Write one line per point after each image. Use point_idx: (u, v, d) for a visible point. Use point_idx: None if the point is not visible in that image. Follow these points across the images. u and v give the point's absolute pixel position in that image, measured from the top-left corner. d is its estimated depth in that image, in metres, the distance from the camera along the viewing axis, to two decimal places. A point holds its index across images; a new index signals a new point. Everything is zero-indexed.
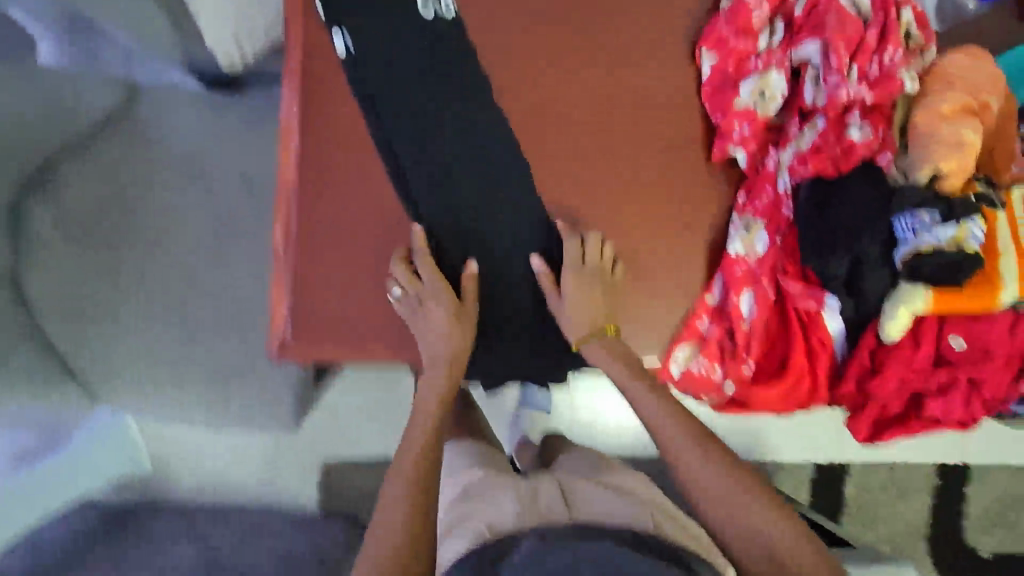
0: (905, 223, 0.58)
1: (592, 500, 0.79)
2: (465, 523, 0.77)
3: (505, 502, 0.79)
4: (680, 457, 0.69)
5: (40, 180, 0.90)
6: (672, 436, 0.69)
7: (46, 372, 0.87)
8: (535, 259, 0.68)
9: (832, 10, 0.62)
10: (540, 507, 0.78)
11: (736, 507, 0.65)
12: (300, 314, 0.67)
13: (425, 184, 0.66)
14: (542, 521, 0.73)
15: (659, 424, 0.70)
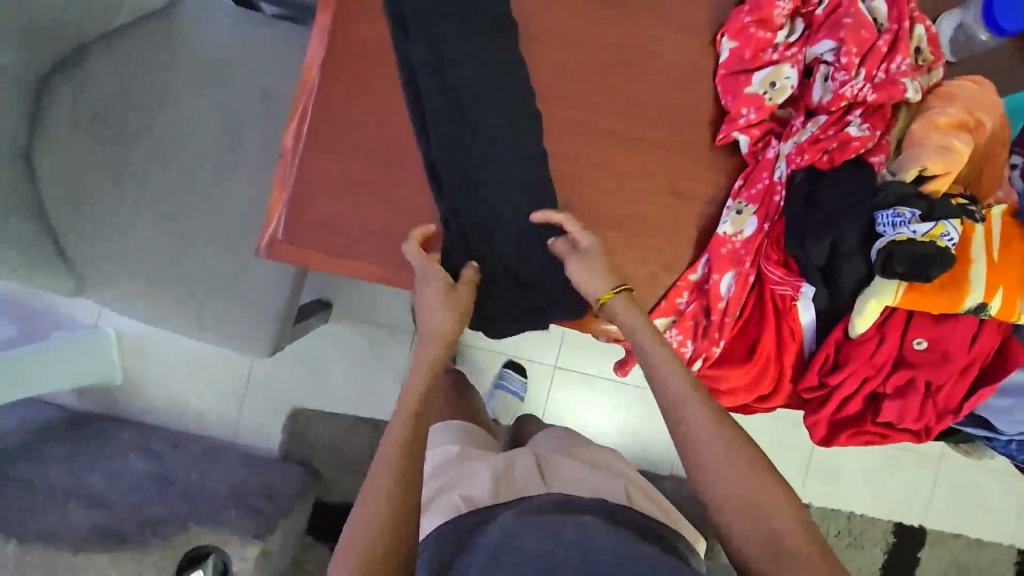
0: (887, 215, 0.58)
1: (568, 473, 0.85)
2: (451, 490, 0.82)
3: (485, 470, 0.84)
4: (680, 419, 0.67)
5: (72, 66, 0.94)
6: (677, 394, 0.68)
7: (43, 246, 0.89)
8: (538, 212, 0.70)
9: (850, 14, 0.65)
10: (517, 477, 0.83)
11: (729, 479, 0.64)
12: (294, 213, 0.69)
13: (435, 115, 0.69)
14: (521, 495, 0.80)
15: (662, 377, 0.68)
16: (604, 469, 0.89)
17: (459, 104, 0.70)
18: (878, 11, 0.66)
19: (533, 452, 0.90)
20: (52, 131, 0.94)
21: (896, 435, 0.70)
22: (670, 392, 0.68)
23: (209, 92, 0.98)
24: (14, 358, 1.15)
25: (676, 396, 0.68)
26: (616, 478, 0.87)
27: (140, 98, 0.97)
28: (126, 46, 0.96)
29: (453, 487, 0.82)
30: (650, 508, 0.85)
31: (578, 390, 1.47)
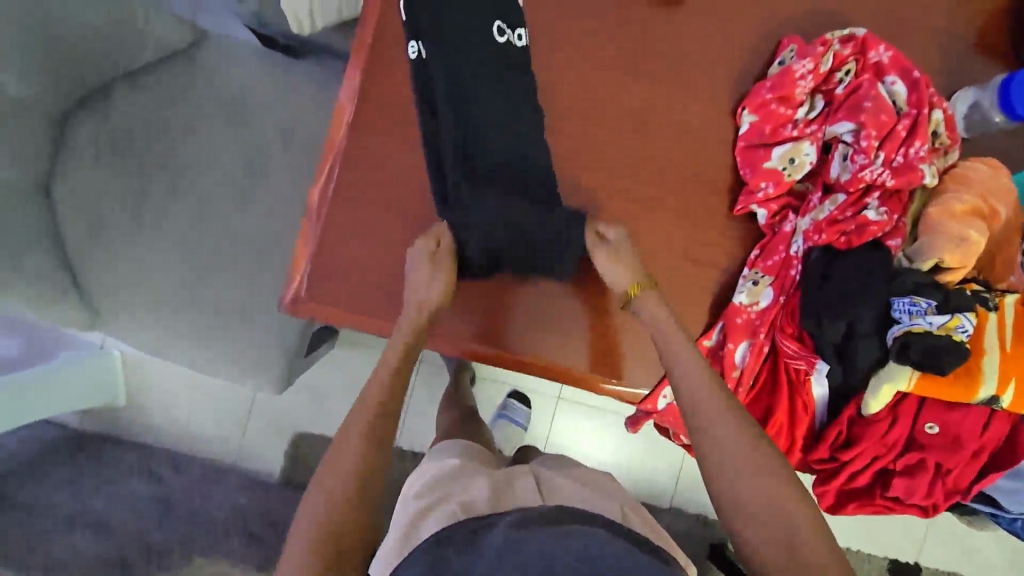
0: (903, 304, 0.62)
1: (565, 490, 0.82)
2: (445, 502, 0.78)
3: (481, 484, 0.81)
4: (703, 425, 0.63)
5: (97, 102, 0.95)
6: (698, 398, 0.64)
7: (58, 281, 0.89)
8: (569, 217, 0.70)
9: (870, 97, 0.66)
10: (515, 493, 0.80)
11: (745, 489, 0.59)
12: (317, 268, 0.70)
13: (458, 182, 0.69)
14: (516, 504, 0.76)
15: (688, 378, 0.65)
16: (601, 491, 0.86)
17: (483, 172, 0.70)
18: (897, 95, 0.67)
19: (531, 474, 0.87)
20: (71, 163, 0.94)
21: (904, 509, 0.71)
22: (685, 387, 0.65)
23: (229, 128, 0.98)
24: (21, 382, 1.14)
25: (696, 399, 0.64)
26: (612, 500, 0.84)
27: (161, 133, 0.97)
28: (150, 83, 0.97)
29: (446, 497, 0.79)
30: (646, 530, 0.82)
31: (581, 422, 1.47)
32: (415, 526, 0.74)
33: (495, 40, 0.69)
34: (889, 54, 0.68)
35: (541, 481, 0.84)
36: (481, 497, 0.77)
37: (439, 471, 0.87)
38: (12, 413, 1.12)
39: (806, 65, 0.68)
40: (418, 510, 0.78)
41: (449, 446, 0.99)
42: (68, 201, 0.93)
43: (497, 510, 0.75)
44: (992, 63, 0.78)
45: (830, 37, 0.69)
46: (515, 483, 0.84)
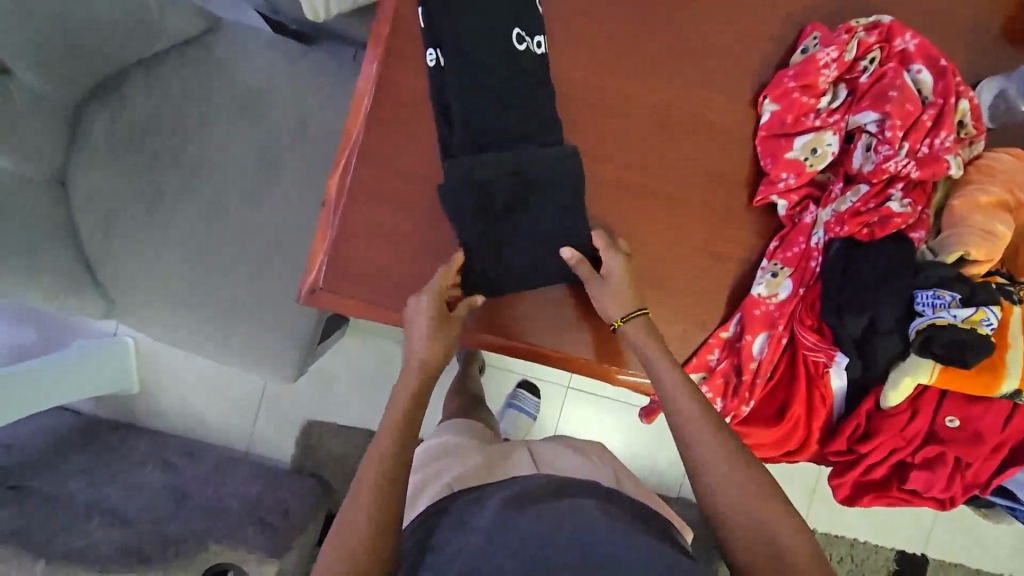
0: (926, 297, 0.61)
1: (557, 459, 0.84)
2: (441, 476, 0.81)
3: (476, 459, 0.85)
4: (679, 427, 0.66)
5: (108, 92, 0.95)
6: (679, 407, 0.66)
7: (69, 273, 0.89)
8: (564, 250, 0.69)
9: (896, 86, 0.65)
10: (507, 464, 0.83)
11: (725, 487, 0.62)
12: (334, 260, 0.70)
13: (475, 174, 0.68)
14: (508, 475, 0.79)
15: (667, 389, 0.66)
16: (594, 459, 0.88)
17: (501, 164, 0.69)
18: (922, 84, 0.66)
19: (528, 445, 0.89)
20: (85, 156, 0.93)
21: (921, 501, 0.71)
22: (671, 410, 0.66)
23: (241, 118, 0.98)
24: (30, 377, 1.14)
25: (678, 411, 0.66)
26: (603, 467, 0.86)
27: (172, 123, 0.96)
28: (161, 73, 0.96)
29: (438, 472, 0.83)
30: (641, 495, 0.84)
31: (591, 412, 1.47)
32: (413, 501, 0.79)
33: (513, 42, 0.69)
34: (916, 42, 0.67)
35: (535, 451, 0.87)
36: (467, 470, 0.81)
37: (438, 446, 0.91)
38: (23, 407, 1.13)
39: (830, 53, 0.67)
40: (416, 484, 0.82)
41: (454, 424, 1.03)
42: (82, 194, 0.93)
43: (484, 481, 0.78)
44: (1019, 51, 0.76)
45: (854, 25, 0.68)
46: (507, 455, 0.86)
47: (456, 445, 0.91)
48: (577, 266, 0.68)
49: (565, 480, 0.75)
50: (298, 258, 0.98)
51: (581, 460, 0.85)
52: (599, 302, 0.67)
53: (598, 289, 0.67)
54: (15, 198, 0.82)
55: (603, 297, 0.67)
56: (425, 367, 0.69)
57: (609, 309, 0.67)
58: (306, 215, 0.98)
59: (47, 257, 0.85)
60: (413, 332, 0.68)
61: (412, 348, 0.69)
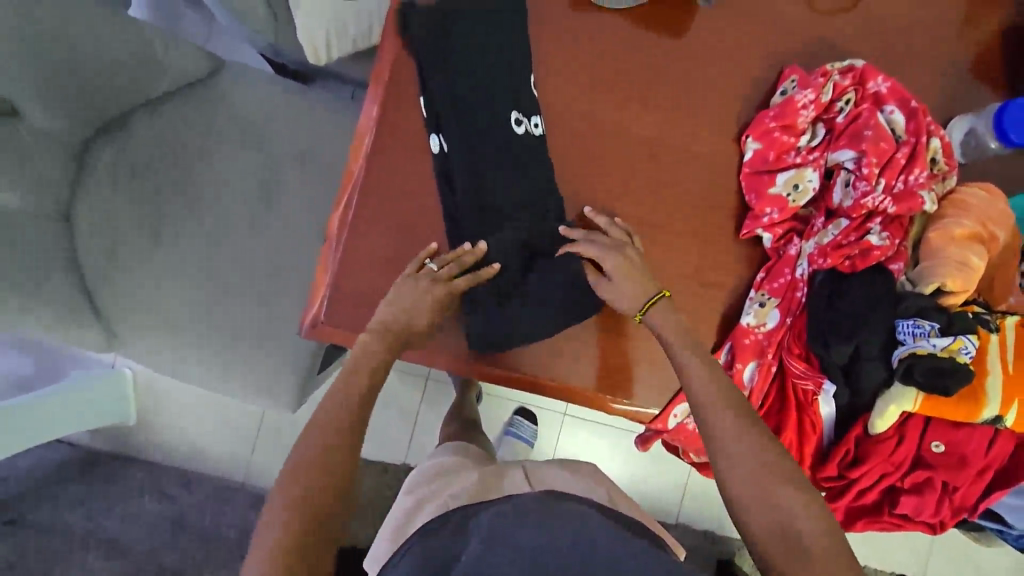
0: (907, 326, 0.63)
1: (552, 477, 0.84)
2: (436, 496, 0.81)
3: (471, 478, 0.85)
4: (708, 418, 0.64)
5: (115, 129, 0.98)
6: (711, 397, 0.65)
7: (70, 307, 0.90)
8: (561, 224, 0.73)
9: (871, 125, 0.69)
10: (503, 483, 0.83)
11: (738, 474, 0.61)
12: (335, 291, 0.72)
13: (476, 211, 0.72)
14: (504, 493, 0.79)
15: (691, 374, 0.66)
16: (588, 477, 0.89)
17: (498, 202, 0.72)
18: (895, 123, 0.70)
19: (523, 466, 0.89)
20: (90, 190, 0.96)
21: (914, 526, 0.72)
22: (695, 394, 0.66)
23: (245, 154, 1.01)
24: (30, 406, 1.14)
25: (703, 396, 0.65)
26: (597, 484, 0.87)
27: (178, 160, 0.99)
28: (166, 111, 0.99)
29: (436, 492, 0.83)
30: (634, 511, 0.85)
31: (588, 438, 1.48)
32: (408, 520, 0.78)
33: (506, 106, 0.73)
34: (888, 84, 0.71)
35: (530, 471, 0.87)
36: (469, 488, 0.81)
37: (433, 468, 0.92)
38: (16, 439, 1.12)
39: (808, 95, 0.71)
40: (411, 506, 0.82)
41: (446, 446, 1.04)
42: (85, 229, 0.95)
43: (486, 497, 0.78)
44: (984, 88, 0.81)
45: (829, 69, 0.72)
46: (503, 475, 0.86)
47: (450, 466, 0.92)
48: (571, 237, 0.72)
49: (561, 494, 0.74)
50: (300, 289, 1.00)
51: (577, 479, 0.85)
52: (615, 292, 0.71)
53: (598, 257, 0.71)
54: (21, 232, 0.84)
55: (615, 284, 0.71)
56: (385, 332, 0.68)
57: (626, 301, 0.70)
58: (308, 246, 1.01)
59: (52, 292, 0.87)
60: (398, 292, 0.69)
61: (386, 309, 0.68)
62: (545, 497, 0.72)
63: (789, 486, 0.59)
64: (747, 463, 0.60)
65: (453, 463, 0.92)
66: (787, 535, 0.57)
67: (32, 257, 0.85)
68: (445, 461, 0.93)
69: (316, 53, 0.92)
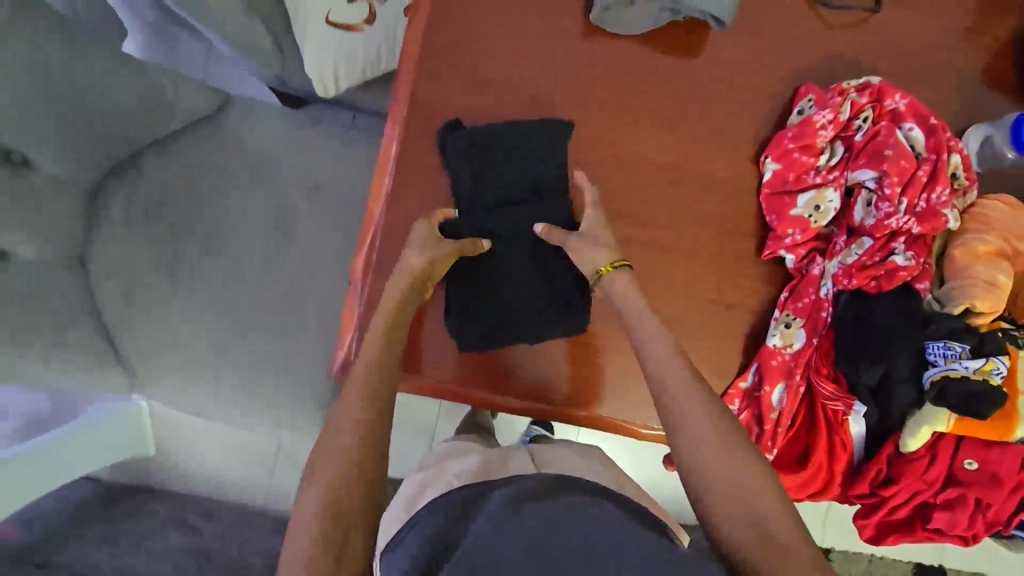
0: (938, 348, 0.64)
1: (560, 461, 0.83)
2: (440, 475, 0.81)
3: (477, 458, 0.84)
4: (669, 396, 0.63)
5: (127, 171, 0.97)
6: (668, 375, 0.64)
7: (88, 355, 0.89)
8: (535, 225, 0.71)
9: (891, 144, 0.69)
10: (509, 466, 0.82)
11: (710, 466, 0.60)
12: (363, 332, 0.72)
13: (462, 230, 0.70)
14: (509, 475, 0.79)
15: (649, 356, 0.65)
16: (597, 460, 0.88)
17: (522, 236, 0.72)
18: (915, 140, 0.69)
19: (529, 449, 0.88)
20: (104, 231, 0.95)
21: (944, 538, 0.74)
22: (652, 377, 0.64)
23: (256, 186, 1.00)
24: (36, 455, 1.09)
25: (656, 373, 0.64)
26: (603, 468, 0.85)
27: (191, 197, 0.99)
28: (177, 148, 0.99)
29: (440, 471, 0.83)
30: (642, 499, 0.81)
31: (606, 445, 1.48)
32: (413, 497, 0.79)
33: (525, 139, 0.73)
34: (905, 101, 0.71)
35: (536, 455, 0.86)
36: (474, 468, 0.80)
37: (441, 450, 0.92)
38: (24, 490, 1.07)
39: (826, 115, 0.71)
40: (417, 483, 0.82)
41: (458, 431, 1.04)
42: (101, 272, 0.95)
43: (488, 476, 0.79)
44: (999, 96, 0.81)
45: (845, 87, 0.72)
46: (511, 457, 0.86)
47: (459, 446, 0.92)
48: (551, 233, 0.70)
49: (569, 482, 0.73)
50: (317, 319, 0.99)
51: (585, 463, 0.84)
52: (581, 249, 0.68)
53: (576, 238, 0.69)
54: (38, 282, 0.84)
55: (580, 254, 0.68)
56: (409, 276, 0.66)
57: (593, 258, 0.68)
58: (323, 276, 1.00)
59: (73, 340, 0.87)
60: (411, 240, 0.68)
61: (401, 261, 0.67)
62: (549, 485, 0.71)
63: (770, 494, 0.59)
64: (727, 466, 0.60)
65: (461, 445, 0.91)
66: (760, 534, 0.56)
67: (50, 308, 0.84)
68: (453, 443, 0.93)
69: (324, 87, 0.93)
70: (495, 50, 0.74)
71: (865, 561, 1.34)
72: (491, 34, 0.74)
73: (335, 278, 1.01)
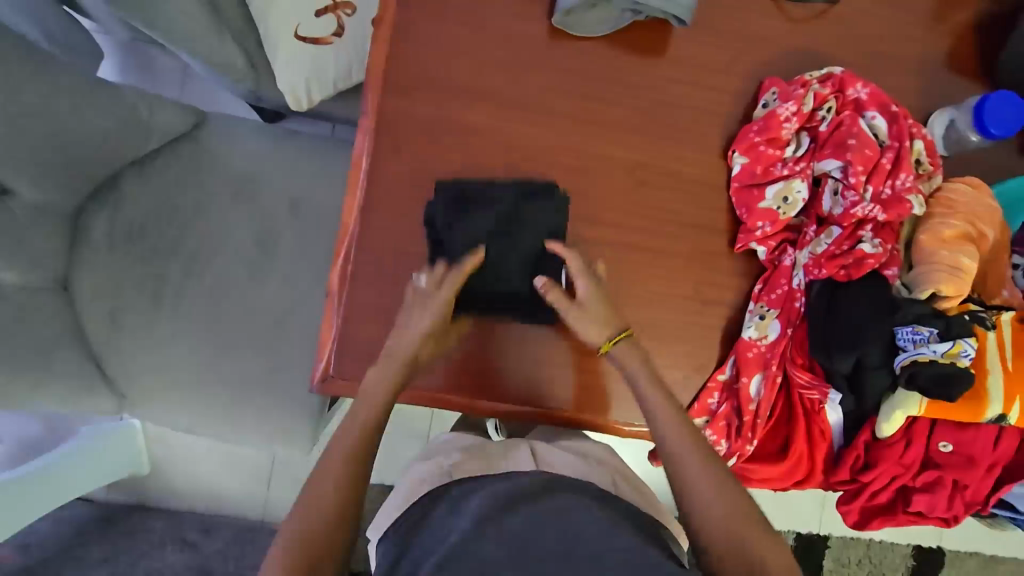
0: (907, 334, 0.65)
1: (558, 458, 0.81)
2: (437, 468, 0.79)
3: (475, 451, 0.81)
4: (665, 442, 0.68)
5: (107, 193, 0.98)
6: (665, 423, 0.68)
7: (75, 379, 0.90)
8: (536, 278, 0.72)
9: (854, 134, 0.69)
10: (507, 460, 0.79)
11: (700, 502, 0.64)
12: (343, 344, 0.72)
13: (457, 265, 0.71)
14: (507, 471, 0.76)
15: (649, 405, 0.69)
16: (596, 456, 0.85)
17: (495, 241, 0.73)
18: (878, 129, 0.70)
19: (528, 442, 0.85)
20: (87, 255, 0.96)
21: (925, 520, 0.75)
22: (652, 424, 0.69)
23: (237, 203, 1.01)
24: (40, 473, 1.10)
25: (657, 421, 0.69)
26: (603, 467, 0.82)
27: (171, 216, 0.99)
28: (155, 168, 0.99)
29: (436, 465, 0.80)
30: (641, 500, 0.80)
31: None
32: (409, 492, 0.77)
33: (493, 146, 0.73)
34: (867, 91, 0.71)
35: (535, 447, 0.83)
36: (470, 463, 0.78)
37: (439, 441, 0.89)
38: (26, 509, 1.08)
39: (789, 108, 0.72)
40: (412, 479, 0.80)
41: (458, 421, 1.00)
42: (85, 294, 0.95)
43: (488, 471, 0.77)
44: (962, 82, 0.82)
45: (807, 79, 0.73)
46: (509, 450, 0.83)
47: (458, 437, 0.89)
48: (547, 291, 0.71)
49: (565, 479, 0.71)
50: (304, 332, 1.00)
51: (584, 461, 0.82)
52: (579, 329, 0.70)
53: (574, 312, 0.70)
54: (23, 310, 0.84)
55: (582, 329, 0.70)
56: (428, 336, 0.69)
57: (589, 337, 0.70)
58: (307, 290, 1.01)
59: (59, 364, 0.87)
60: (410, 316, 0.69)
61: (401, 331, 0.69)
62: (546, 482, 0.70)
63: (755, 525, 0.62)
64: (716, 498, 0.64)
65: (459, 436, 0.88)
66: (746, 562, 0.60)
67: (34, 333, 0.85)
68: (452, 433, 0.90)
69: (297, 99, 0.94)
70: (461, 57, 0.75)
71: (863, 546, 1.35)
72: (456, 43, 0.75)
73: (319, 290, 1.01)
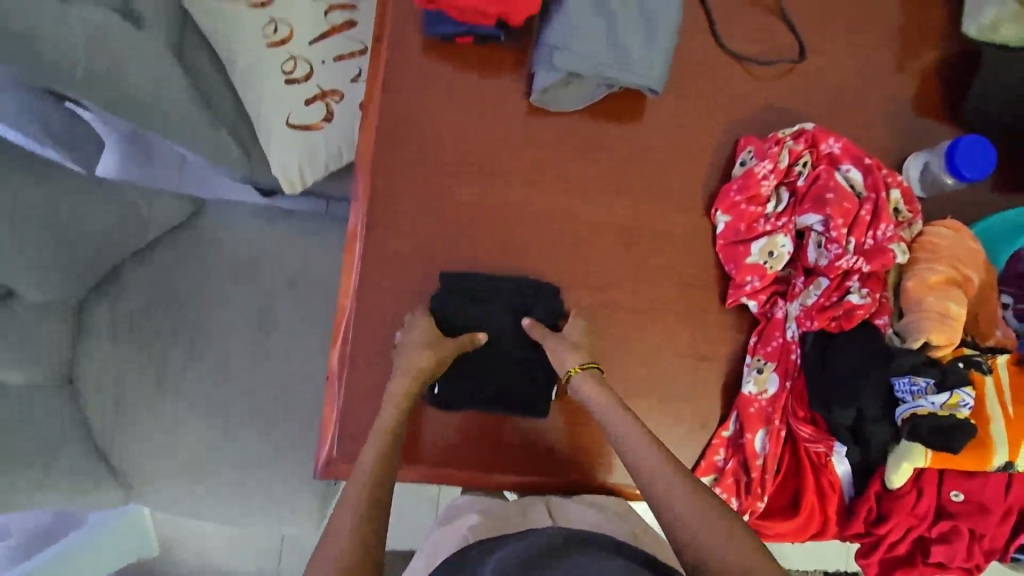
0: (905, 385, 0.65)
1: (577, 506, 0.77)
2: (452, 535, 0.75)
3: (489, 508, 0.78)
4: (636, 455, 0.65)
5: (109, 285, 1.00)
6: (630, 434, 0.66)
7: (81, 476, 0.90)
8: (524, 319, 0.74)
9: (831, 187, 0.71)
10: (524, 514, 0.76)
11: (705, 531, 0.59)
12: (345, 428, 0.73)
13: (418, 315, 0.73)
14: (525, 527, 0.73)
15: (610, 420, 0.67)
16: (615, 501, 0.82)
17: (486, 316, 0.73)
18: (853, 181, 0.72)
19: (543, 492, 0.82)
20: (91, 346, 0.97)
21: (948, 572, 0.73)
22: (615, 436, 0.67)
23: (238, 284, 1.03)
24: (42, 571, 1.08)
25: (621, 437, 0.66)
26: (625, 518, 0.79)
27: (173, 303, 1.01)
28: (155, 257, 1.02)
29: (451, 532, 0.77)
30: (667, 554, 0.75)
31: None
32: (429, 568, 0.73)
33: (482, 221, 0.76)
34: (839, 145, 0.74)
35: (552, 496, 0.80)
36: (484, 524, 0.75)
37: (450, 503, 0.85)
38: None
39: (766, 166, 0.74)
40: (430, 551, 0.76)
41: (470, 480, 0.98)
42: (90, 388, 0.96)
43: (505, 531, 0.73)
44: (933, 125, 0.84)
45: (780, 137, 0.76)
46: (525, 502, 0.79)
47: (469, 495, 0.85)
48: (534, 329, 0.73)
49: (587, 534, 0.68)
50: (307, 408, 1.00)
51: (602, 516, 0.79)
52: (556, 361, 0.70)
53: (556, 343, 0.71)
54: (28, 409, 0.85)
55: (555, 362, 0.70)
56: (413, 379, 0.68)
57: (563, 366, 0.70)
58: (311, 366, 1.02)
59: (65, 461, 0.88)
60: (408, 342, 0.70)
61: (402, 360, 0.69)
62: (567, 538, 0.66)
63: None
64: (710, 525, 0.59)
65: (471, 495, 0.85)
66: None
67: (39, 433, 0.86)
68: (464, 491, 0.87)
69: (292, 183, 0.97)
70: (445, 139, 0.77)
71: None
72: (439, 126, 0.78)
73: (321, 364, 1.02)
